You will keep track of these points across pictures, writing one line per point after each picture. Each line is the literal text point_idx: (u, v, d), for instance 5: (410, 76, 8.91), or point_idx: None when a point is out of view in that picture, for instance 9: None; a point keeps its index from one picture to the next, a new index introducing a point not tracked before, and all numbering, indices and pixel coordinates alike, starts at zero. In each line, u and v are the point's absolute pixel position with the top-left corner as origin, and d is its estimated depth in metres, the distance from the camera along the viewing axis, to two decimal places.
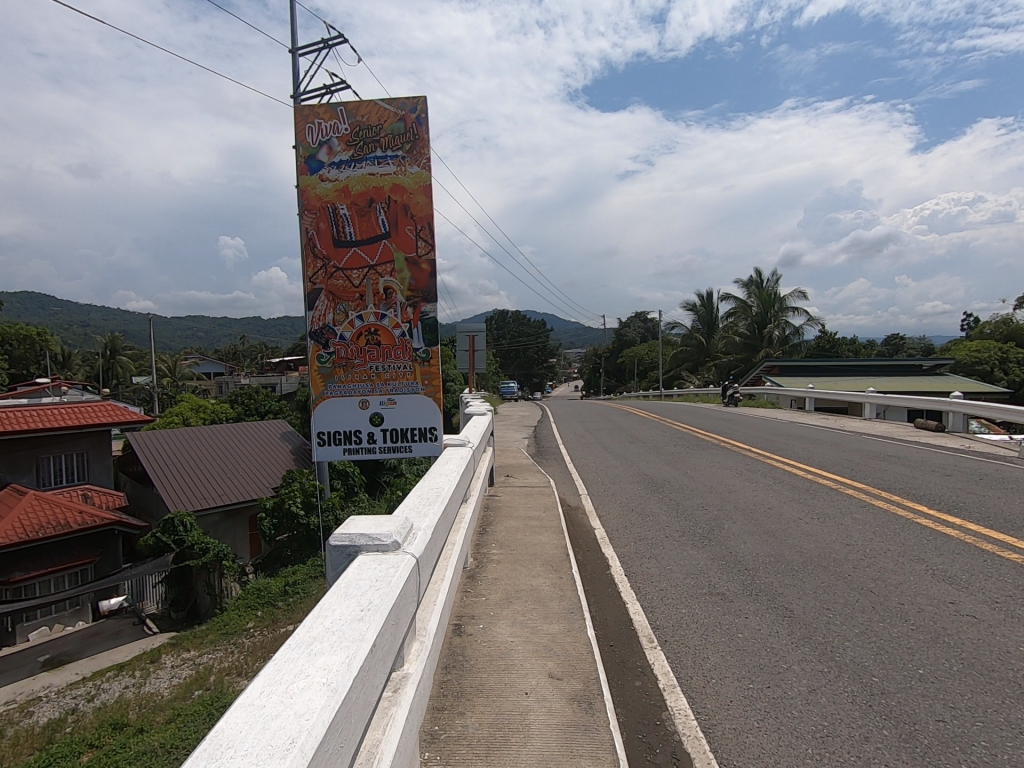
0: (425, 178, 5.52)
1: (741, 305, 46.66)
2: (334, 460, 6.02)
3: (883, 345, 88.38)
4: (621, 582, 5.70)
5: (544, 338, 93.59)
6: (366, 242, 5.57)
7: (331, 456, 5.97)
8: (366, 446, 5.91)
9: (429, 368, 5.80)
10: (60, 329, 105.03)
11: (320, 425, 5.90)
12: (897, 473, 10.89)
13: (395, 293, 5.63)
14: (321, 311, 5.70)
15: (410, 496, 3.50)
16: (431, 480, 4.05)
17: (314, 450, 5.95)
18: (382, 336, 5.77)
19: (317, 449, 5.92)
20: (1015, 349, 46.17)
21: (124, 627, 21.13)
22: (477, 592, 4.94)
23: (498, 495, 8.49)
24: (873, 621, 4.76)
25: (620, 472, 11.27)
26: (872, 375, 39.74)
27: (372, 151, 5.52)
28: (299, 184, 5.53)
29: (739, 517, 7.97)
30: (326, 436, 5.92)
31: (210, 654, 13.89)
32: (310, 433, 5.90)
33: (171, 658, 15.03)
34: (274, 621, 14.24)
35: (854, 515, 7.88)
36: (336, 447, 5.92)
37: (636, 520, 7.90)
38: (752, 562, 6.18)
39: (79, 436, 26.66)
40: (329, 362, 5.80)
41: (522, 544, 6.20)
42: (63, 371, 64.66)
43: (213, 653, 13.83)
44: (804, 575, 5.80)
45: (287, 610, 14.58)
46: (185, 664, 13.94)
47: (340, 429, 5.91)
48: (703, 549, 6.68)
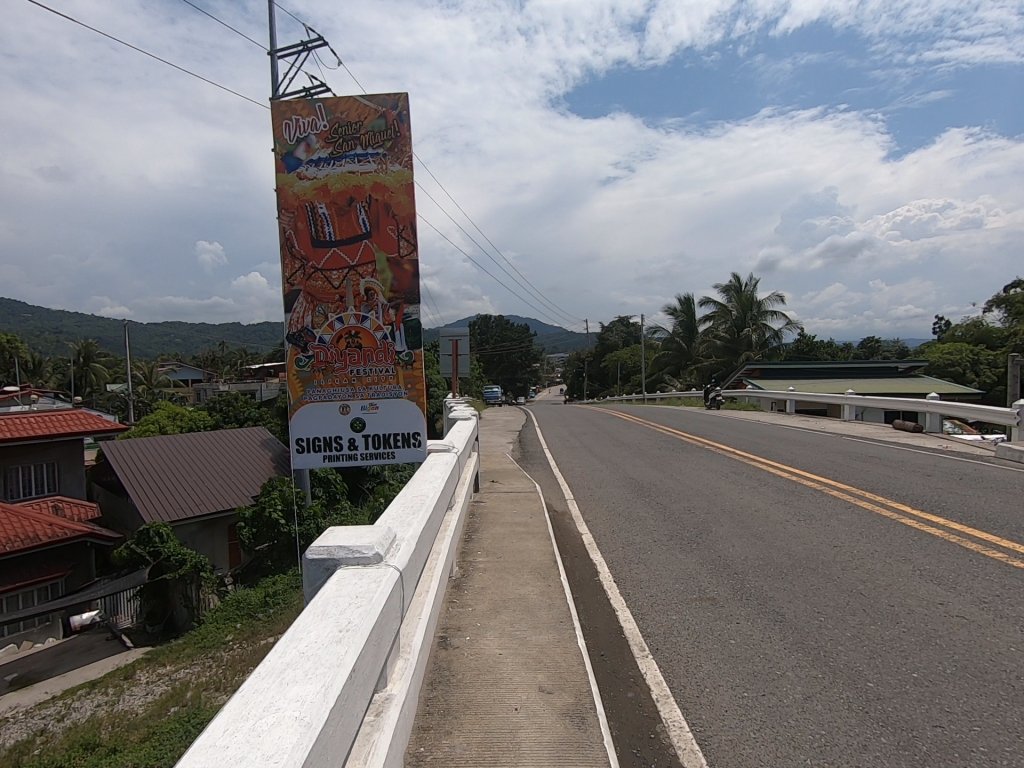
0: (407, 177, 5.37)
1: (720, 310, 47.25)
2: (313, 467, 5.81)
3: (859, 349, 90.18)
4: (610, 589, 5.59)
5: (527, 343, 93.75)
6: (346, 242, 5.41)
7: (310, 463, 5.76)
8: (346, 452, 5.72)
9: (411, 372, 5.63)
10: (31, 337, 102.45)
11: (298, 432, 5.70)
12: (878, 474, 10.99)
13: (377, 295, 5.47)
14: (298, 312, 5.50)
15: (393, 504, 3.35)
16: (416, 487, 3.91)
17: (292, 457, 5.74)
18: (363, 338, 5.60)
19: (295, 456, 5.72)
20: (985, 350, 47.49)
21: (97, 643, 20.46)
22: (463, 602, 4.77)
23: (484, 500, 8.35)
24: (864, 624, 4.71)
25: (605, 477, 11.18)
26: (850, 377, 40.43)
27: (352, 148, 5.37)
28: (276, 182, 5.36)
29: (727, 519, 7.92)
30: (305, 443, 5.72)
31: (187, 668, 13.48)
32: (288, 439, 5.70)
33: (146, 674, 14.54)
34: (255, 633, 13.89)
35: (840, 516, 7.90)
36: (315, 454, 5.72)
37: (623, 525, 7.81)
38: (741, 566, 6.11)
39: (49, 445, 25.83)
40: (307, 366, 5.62)
41: (509, 551, 6.07)
42: (33, 379, 62.93)
43: (190, 668, 13.40)
44: (792, 578, 5.75)
45: (267, 623, 14.23)
46: (161, 680, 13.49)
47: (320, 435, 5.72)
48: (692, 553, 6.61)
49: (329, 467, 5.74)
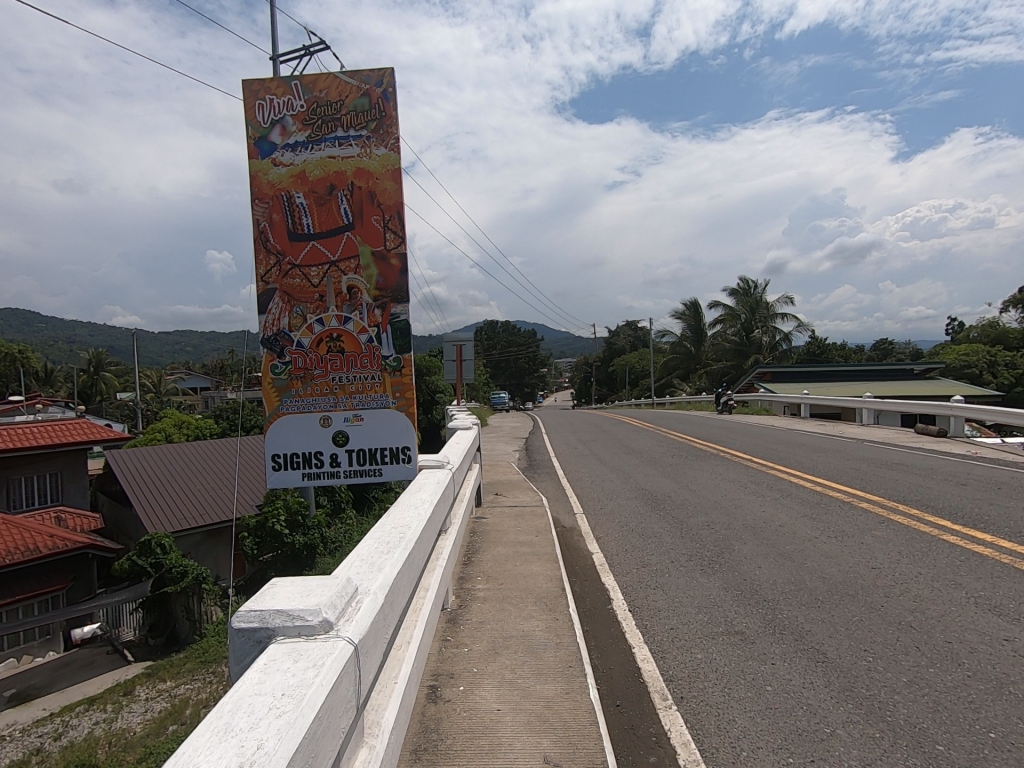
0: (393, 161, 4.87)
1: (728, 313, 46.58)
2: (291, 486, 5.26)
3: (870, 350, 88.74)
4: (624, 620, 5.00)
5: (534, 347, 93.14)
6: (327, 235, 4.91)
7: (288, 482, 5.22)
8: (329, 469, 5.19)
9: (400, 378, 5.11)
10: (43, 346, 103.55)
11: (275, 447, 5.17)
12: (909, 483, 10.27)
13: (361, 294, 4.97)
14: (274, 314, 4.98)
15: (365, 540, 2.77)
16: (398, 517, 3.31)
17: (268, 475, 5.20)
18: (346, 342, 5.08)
19: (271, 474, 5.18)
20: (1002, 352, 46.27)
21: (98, 657, 20.03)
22: (459, 641, 4.20)
23: (486, 516, 7.75)
24: (920, 666, 4.09)
25: (616, 487, 10.55)
26: (864, 379, 39.57)
27: (332, 131, 4.86)
28: (248, 169, 4.86)
29: (749, 536, 7.28)
30: (282, 459, 5.18)
31: (186, 684, 12.94)
32: (263, 456, 5.16)
33: (146, 689, 14.05)
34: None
35: (874, 532, 7.26)
36: (293, 471, 5.18)
37: (637, 542, 7.20)
38: (771, 592, 5.49)
39: (53, 455, 25.54)
40: (284, 373, 5.08)
41: (512, 576, 5.47)
42: (45, 387, 63.19)
43: (190, 684, 12.86)
44: (832, 607, 5.11)
45: None
46: (160, 696, 12.97)
47: (299, 450, 5.18)
48: (715, 576, 5.98)
49: (309, 485, 5.19)
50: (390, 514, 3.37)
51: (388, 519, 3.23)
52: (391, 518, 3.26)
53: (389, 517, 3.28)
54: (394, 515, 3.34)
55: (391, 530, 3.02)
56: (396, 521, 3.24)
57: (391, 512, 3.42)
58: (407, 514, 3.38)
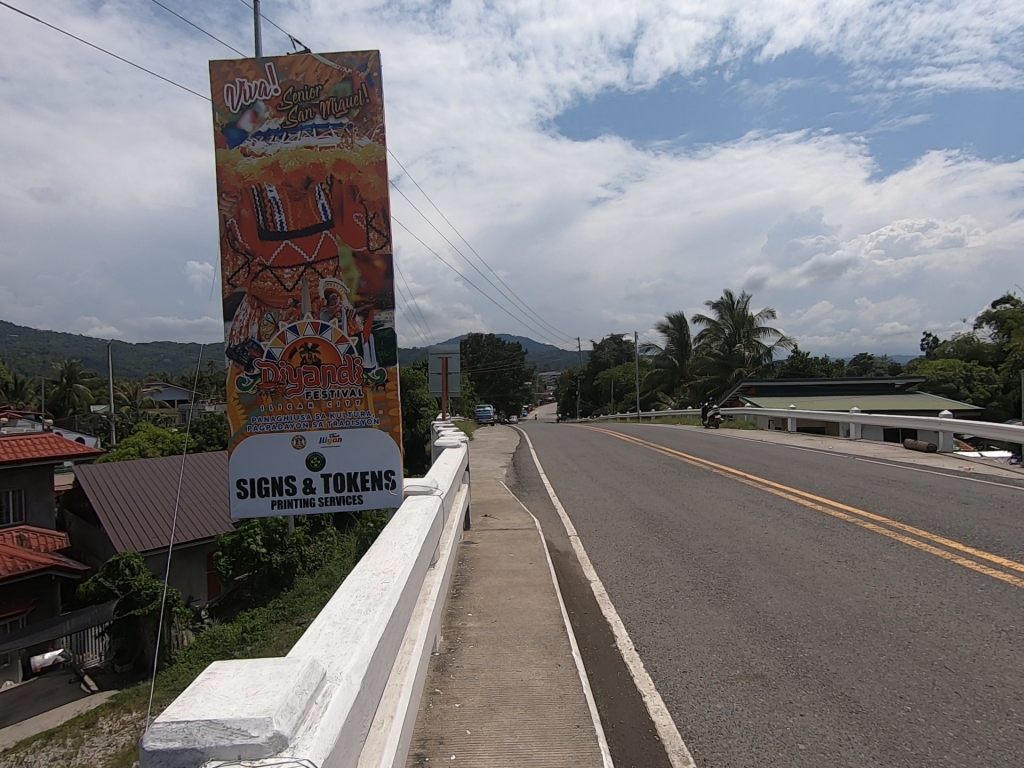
0: (377, 153, 4.45)
1: (712, 327, 46.77)
2: (258, 516, 4.72)
3: (851, 365, 90.01)
4: (632, 663, 4.51)
5: (518, 361, 92.81)
6: (302, 233, 4.46)
7: (255, 510, 4.68)
8: (302, 496, 4.67)
9: (384, 394, 4.63)
10: (13, 358, 100.40)
11: (240, 472, 4.62)
12: (909, 501, 9.96)
13: (340, 299, 4.51)
14: (242, 321, 4.49)
15: (335, 598, 2.23)
16: (381, 560, 2.75)
17: (232, 504, 4.65)
18: (322, 353, 4.58)
19: (235, 502, 4.63)
20: (978, 366, 47.05)
21: (59, 686, 18.85)
22: (450, 695, 3.67)
23: (475, 542, 7.20)
24: (966, 718, 3.64)
25: (610, 507, 10.07)
26: (846, 393, 39.78)
27: (310, 118, 4.42)
28: (215, 159, 4.40)
29: (756, 562, 6.85)
30: (248, 485, 4.64)
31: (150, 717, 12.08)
32: (227, 482, 4.62)
33: (110, 722, 13.05)
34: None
35: (886, 556, 6.86)
36: (261, 499, 4.64)
37: (637, 569, 6.72)
38: (787, 627, 5.04)
39: (17, 472, 24.33)
40: (252, 388, 4.57)
41: (506, 613, 4.94)
42: (15, 400, 60.86)
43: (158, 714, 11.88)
44: (857, 646, 4.66)
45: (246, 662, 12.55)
46: (125, 729, 12.04)
47: (268, 474, 4.64)
48: (725, 609, 5.51)
49: (279, 514, 4.66)
50: (369, 557, 2.79)
51: (369, 565, 2.67)
52: (372, 562, 2.70)
53: (368, 561, 2.71)
54: (374, 558, 2.76)
55: (372, 580, 2.46)
56: (377, 565, 2.67)
57: (371, 553, 2.83)
58: (390, 555, 2.83)
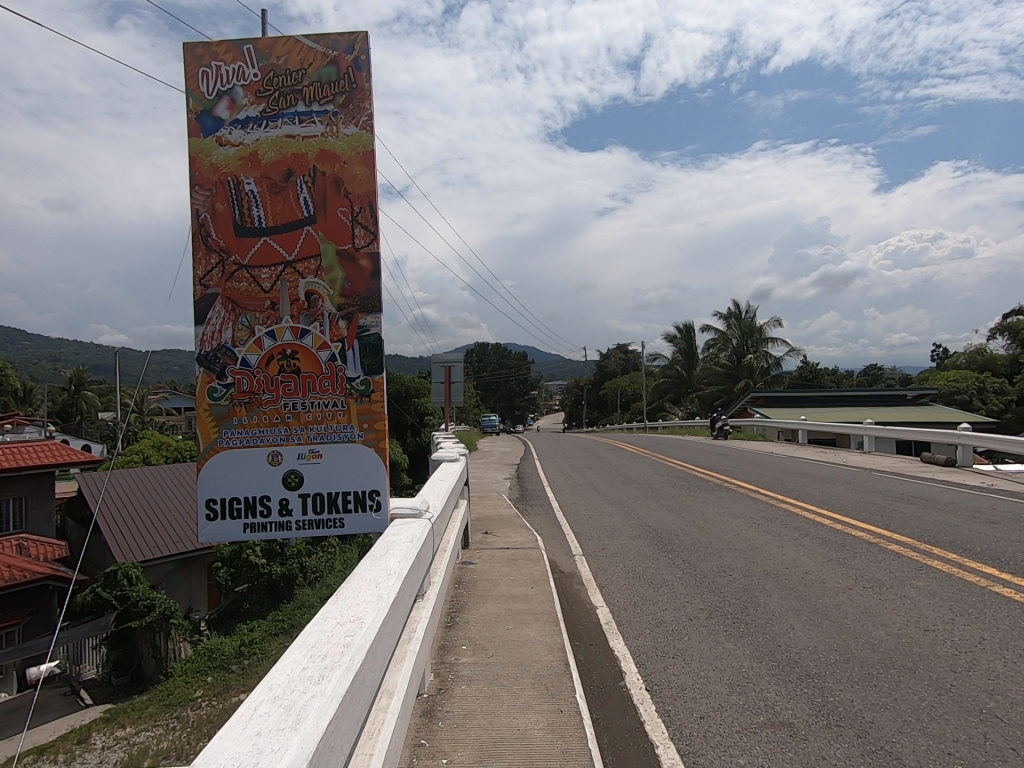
0: (364, 142, 4.17)
1: (720, 337, 46.15)
2: (228, 540, 4.37)
3: (860, 375, 89.08)
4: (642, 706, 4.07)
5: (525, 370, 92.37)
6: (282, 229, 4.15)
7: (225, 534, 4.33)
8: (278, 520, 4.33)
9: (369, 405, 4.28)
10: (25, 364, 101.28)
11: (210, 491, 4.28)
12: (932, 520, 9.45)
13: (322, 301, 4.18)
14: (215, 325, 4.18)
15: (283, 662, 1.84)
16: (349, 607, 2.28)
17: (201, 527, 4.32)
18: (302, 360, 4.23)
19: (204, 525, 4.30)
20: (991, 378, 46.25)
21: (53, 699, 18.38)
22: (437, 747, 3.25)
23: (474, 562, 6.79)
24: None
25: (616, 524, 9.60)
26: (857, 404, 39.10)
27: (292, 104, 4.14)
28: (188, 148, 4.12)
29: (775, 587, 6.38)
30: (218, 506, 4.29)
31: (147, 732, 11.15)
32: (196, 503, 4.28)
33: (103, 736, 12.40)
34: (227, 686, 11.89)
35: (915, 582, 6.37)
36: (233, 522, 4.31)
37: (647, 594, 6.26)
38: (813, 665, 4.58)
39: (18, 479, 24.13)
40: (225, 399, 4.23)
41: (503, 646, 4.52)
42: (23, 406, 60.54)
43: (151, 730, 11.21)
44: (895, 690, 4.18)
45: (242, 676, 12.10)
46: (118, 745, 11.30)
47: (241, 495, 4.30)
48: (744, 643, 5.04)
49: (251, 539, 4.32)
50: (335, 604, 2.32)
51: (332, 615, 2.20)
52: (336, 611, 2.24)
53: (331, 611, 2.24)
54: (339, 606, 2.29)
55: (333, 638, 2.01)
56: (344, 614, 2.22)
57: (338, 599, 2.35)
58: (361, 600, 2.36)
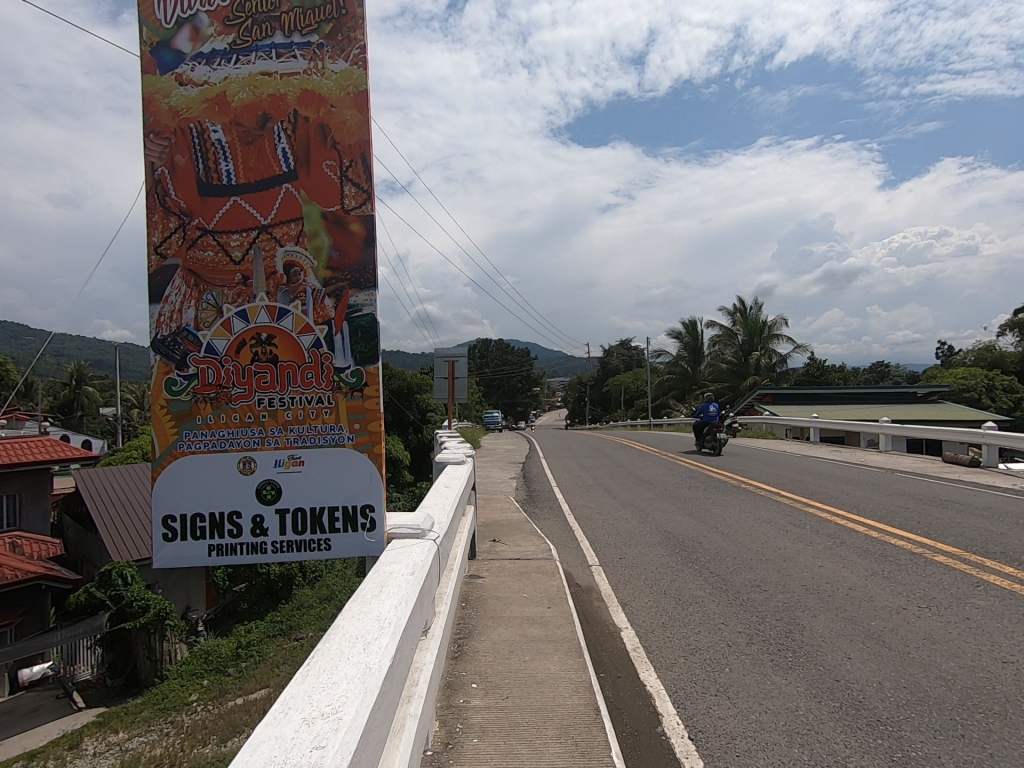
0: (354, 82, 3.65)
1: (726, 333, 45.26)
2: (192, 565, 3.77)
3: (865, 372, 87.81)
4: (688, 761, 3.39)
5: (527, 366, 91.64)
6: (255, 187, 3.63)
7: (187, 557, 3.73)
8: (250, 541, 3.73)
9: (361, 401, 3.69)
10: (27, 358, 101.12)
11: (168, 505, 3.68)
12: (975, 527, 8.74)
13: (304, 276, 3.64)
14: (174, 302, 3.62)
15: None
16: (322, 691, 1.60)
17: (158, 549, 3.72)
18: (280, 346, 3.65)
19: (162, 547, 3.70)
20: (1001, 376, 45.23)
21: (45, 701, 17.79)
22: None
23: (482, 575, 6.16)
24: None
25: (632, 530, 8.95)
26: (866, 401, 38.21)
27: (267, 36, 3.62)
28: (142, 87, 3.59)
29: (817, 605, 5.73)
30: (179, 524, 3.70)
31: (139, 737, 10.45)
32: (152, 520, 3.69)
33: (92, 743, 11.36)
34: (223, 691, 11.23)
35: (976, 601, 5.68)
36: (196, 542, 3.72)
37: (676, 613, 5.61)
38: (883, 707, 3.91)
39: (11, 475, 23.53)
40: (185, 392, 3.63)
41: (520, 685, 3.85)
42: (25, 401, 60.24)
43: (143, 736, 10.39)
44: (992, 744, 3.49)
45: (237, 679, 11.44)
46: (108, 752, 10.33)
47: (205, 512, 3.70)
48: (796, 676, 4.37)
49: (218, 563, 3.73)
50: (302, 686, 1.65)
51: (296, 709, 1.52)
52: (303, 699, 1.56)
53: (295, 702, 1.56)
54: (307, 690, 1.61)
55: (295, 752, 1.35)
56: (316, 705, 1.54)
57: (307, 677, 1.69)
58: (341, 676, 1.68)
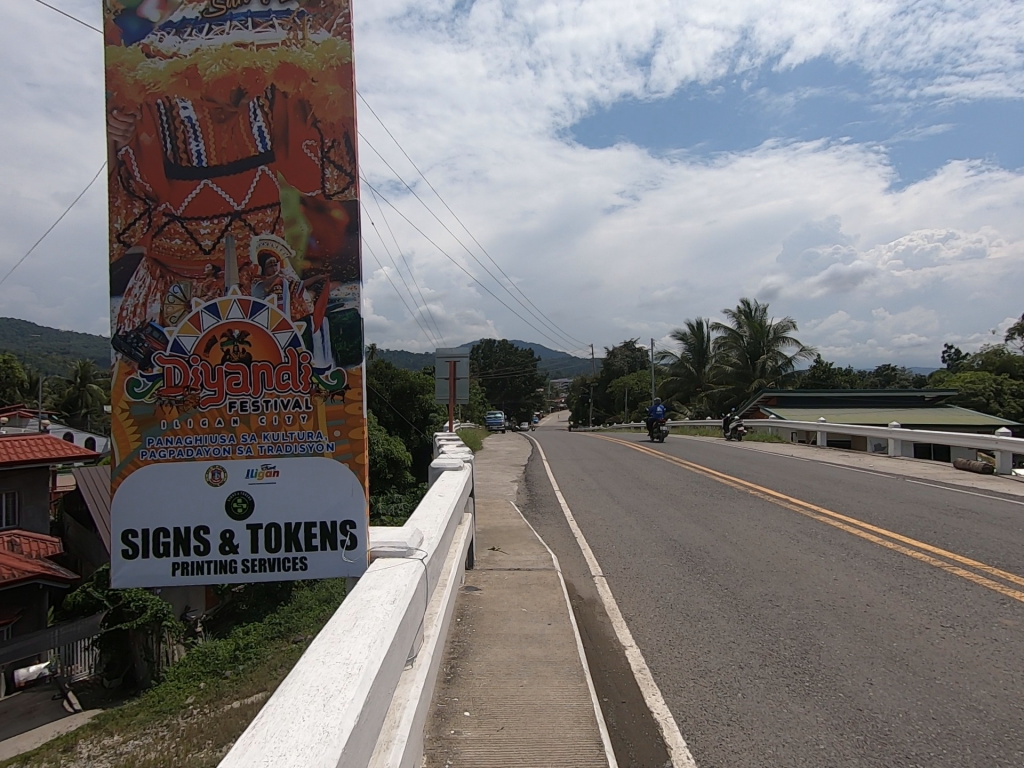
0: (337, 55, 3.43)
1: (731, 334, 44.72)
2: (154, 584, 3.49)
3: (871, 375, 86.89)
4: None
5: (531, 367, 91.24)
6: (228, 170, 3.40)
7: (149, 575, 3.46)
8: (218, 560, 3.45)
9: (341, 406, 3.43)
10: (33, 356, 101.38)
11: (129, 518, 3.41)
12: (995, 539, 8.37)
13: (280, 267, 3.42)
14: (138, 294, 3.36)
15: None
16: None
17: (117, 566, 3.44)
18: (253, 344, 3.40)
19: (122, 564, 3.43)
20: (1010, 381, 44.55)
21: (41, 702, 17.57)
22: None
23: (480, 586, 5.88)
24: None
25: (637, 537, 8.64)
26: (874, 404, 37.64)
27: (243, 4, 3.39)
28: (106, 59, 3.34)
29: (833, 622, 5.42)
30: (140, 539, 3.43)
31: (133, 740, 10.20)
32: (111, 535, 3.41)
33: (86, 746, 11.11)
34: (219, 694, 10.98)
35: (1003, 621, 5.35)
36: (160, 559, 3.45)
37: (684, 630, 5.30)
38: (912, 741, 3.60)
39: (11, 473, 23.36)
40: (149, 394, 3.36)
41: (516, 714, 3.56)
42: (30, 398, 60.13)
43: (137, 739, 10.14)
44: None
45: (233, 683, 11.19)
46: (99, 757, 10.08)
47: (170, 526, 3.43)
48: (814, 703, 4.06)
49: (184, 582, 3.46)
50: (240, 762, 1.36)
51: None
52: None
53: None
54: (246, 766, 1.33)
55: None
56: None
57: (248, 748, 1.41)
58: (289, 746, 1.39)
